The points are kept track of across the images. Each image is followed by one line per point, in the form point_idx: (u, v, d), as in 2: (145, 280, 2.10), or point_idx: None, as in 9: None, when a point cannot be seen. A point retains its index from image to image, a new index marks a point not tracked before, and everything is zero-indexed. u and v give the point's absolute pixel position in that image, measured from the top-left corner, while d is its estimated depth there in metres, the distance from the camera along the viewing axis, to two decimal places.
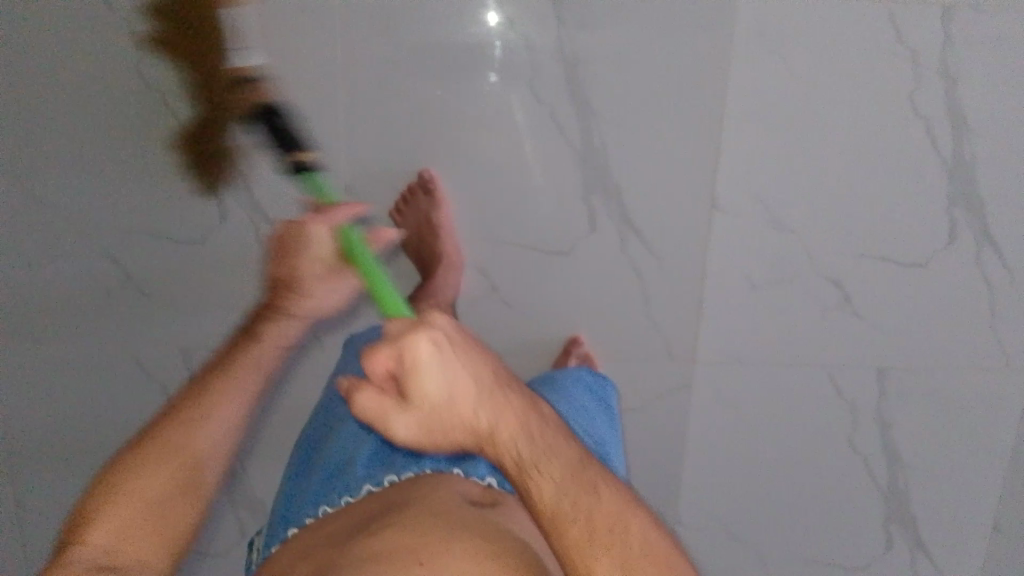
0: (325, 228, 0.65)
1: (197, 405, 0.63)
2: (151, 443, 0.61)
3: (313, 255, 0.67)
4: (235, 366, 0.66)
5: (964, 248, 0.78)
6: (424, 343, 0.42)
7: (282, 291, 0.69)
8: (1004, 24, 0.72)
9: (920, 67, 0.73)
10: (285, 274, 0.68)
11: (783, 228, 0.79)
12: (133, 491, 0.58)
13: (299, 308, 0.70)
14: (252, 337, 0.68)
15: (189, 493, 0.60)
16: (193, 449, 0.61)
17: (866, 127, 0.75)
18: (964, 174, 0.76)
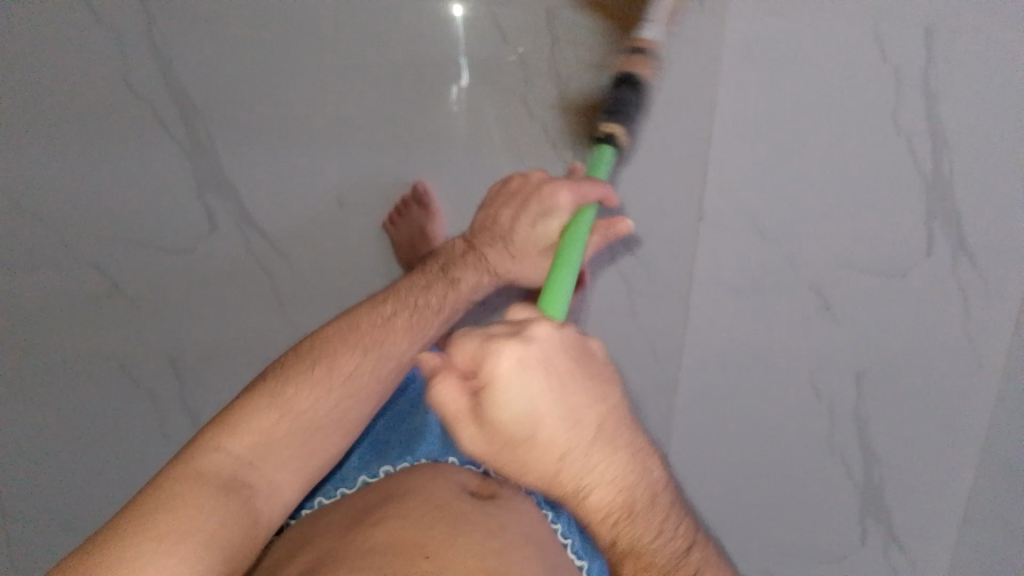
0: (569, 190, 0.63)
1: (373, 334, 0.67)
2: (331, 350, 0.66)
3: (534, 220, 0.68)
4: (422, 297, 0.69)
5: (941, 258, 0.80)
6: (507, 357, 0.45)
7: (491, 240, 0.71)
8: (988, 41, 0.73)
9: (902, 84, 0.75)
10: (501, 224, 0.71)
11: (767, 238, 0.80)
12: (290, 409, 0.63)
13: (497, 265, 0.72)
14: (448, 275, 0.71)
15: (335, 424, 0.64)
16: (366, 379, 0.66)
17: (849, 143, 0.77)
18: (943, 187, 0.78)
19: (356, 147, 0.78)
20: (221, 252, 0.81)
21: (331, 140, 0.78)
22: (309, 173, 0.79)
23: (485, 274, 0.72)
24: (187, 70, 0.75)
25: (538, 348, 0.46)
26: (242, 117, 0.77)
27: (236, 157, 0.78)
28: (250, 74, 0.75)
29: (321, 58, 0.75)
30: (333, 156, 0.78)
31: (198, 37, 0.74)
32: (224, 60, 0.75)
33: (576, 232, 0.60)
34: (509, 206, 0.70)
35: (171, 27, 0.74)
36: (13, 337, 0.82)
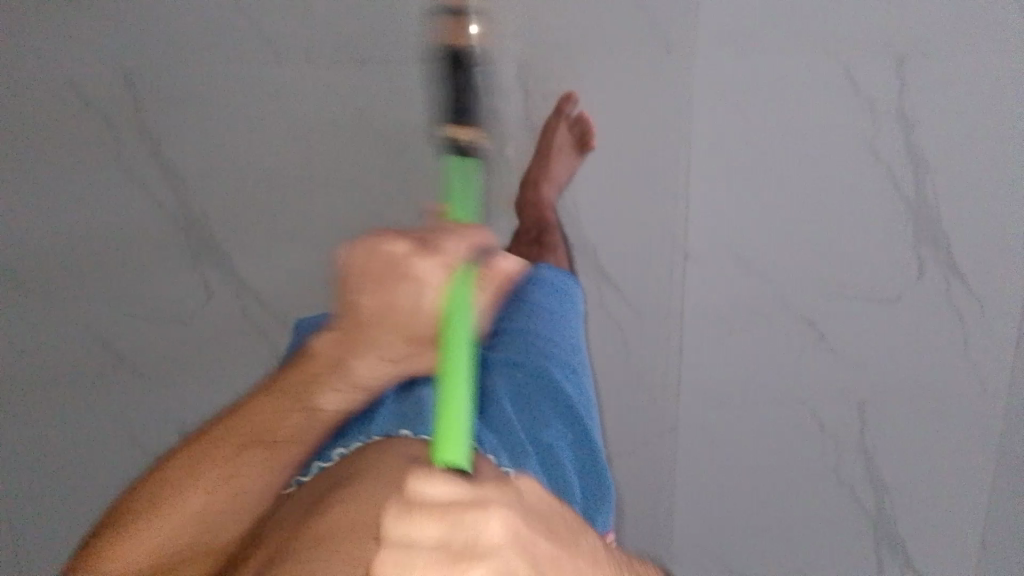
0: (438, 270, 0.40)
1: (233, 467, 0.52)
2: (185, 493, 0.52)
3: (400, 335, 0.42)
4: (280, 420, 0.50)
5: (933, 283, 0.80)
6: (478, 569, 0.28)
7: (341, 347, 0.46)
8: (958, 65, 0.73)
9: (876, 114, 0.75)
10: (361, 331, 0.44)
11: (753, 273, 0.81)
12: (148, 540, 0.52)
13: (360, 381, 0.47)
14: (301, 396, 0.49)
15: (199, 549, 0.53)
16: (224, 498, 0.52)
17: (829, 175, 0.78)
18: (928, 211, 0.78)
19: (355, 210, 0.86)
20: (244, 313, 0.91)
21: (332, 205, 0.86)
22: (314, 235, 0.87)
23: (352, 391, 0.48)
24: (204, 154, 0.85)
25: (502, 541, 0.29)
26: (254, 190, 0.86)
27: (251, 227, 0.87)
28: (257, 152, 0.85)
29: (317, 131, 0.83)
30: (334, 219, 0.87)
31: (211, 125, 0.84)
32: (235, 141, 0.84)
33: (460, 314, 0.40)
34: (367, 295, 0.42)
35: (187, 118, 0.84)
36: (75, 396, 0.95)
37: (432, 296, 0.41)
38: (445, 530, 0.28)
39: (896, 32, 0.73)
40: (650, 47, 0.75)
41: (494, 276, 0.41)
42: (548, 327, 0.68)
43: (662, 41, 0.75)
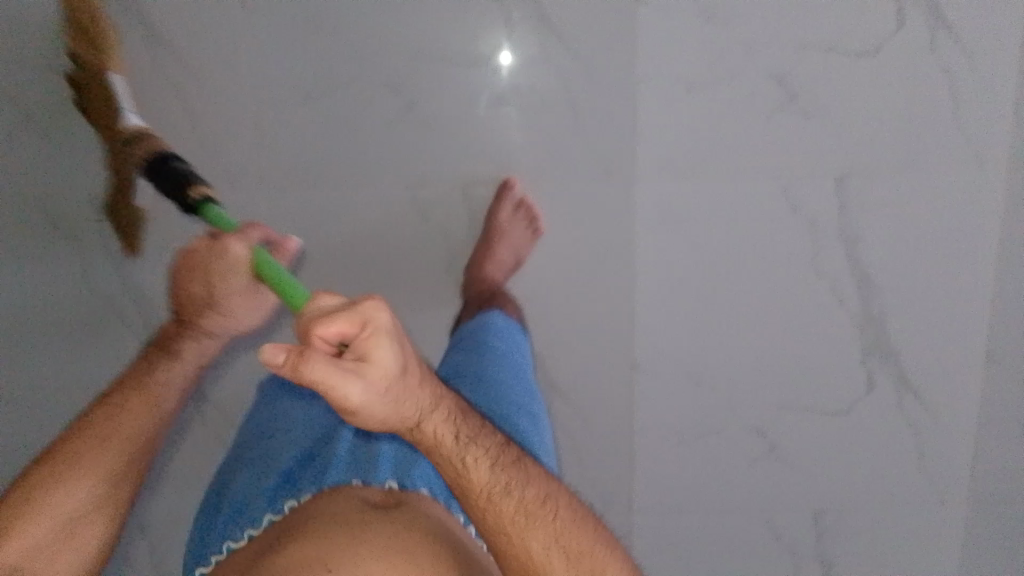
0: (241, 244, 0.62)
1: (101, 428, 0.64)
2: (65, 468, 0.61)
3: (223, 266, 0.63)
4: (152, 378, 0.69)
5: (884, 395, 0.80)
6: (383, 312, 0.39)
7: (198, 312, 0.70)
8: (893, 188, 0.76)
9: (818, 230, 0.77)
10: (197, 294, 0.68)
11: (706, 387, 0.81)
12: (44, 515, 0.59)
13: (216, 327, 0.71)
14: (162, 348, 0.71)
15: (111, 496, 0.63)
16: (127, 445, 0.64)
17: (775, 291, 0.79)
18: (876, 326, 0.79)
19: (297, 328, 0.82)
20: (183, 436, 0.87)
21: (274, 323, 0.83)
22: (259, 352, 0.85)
23: (208, 337, 0.72)
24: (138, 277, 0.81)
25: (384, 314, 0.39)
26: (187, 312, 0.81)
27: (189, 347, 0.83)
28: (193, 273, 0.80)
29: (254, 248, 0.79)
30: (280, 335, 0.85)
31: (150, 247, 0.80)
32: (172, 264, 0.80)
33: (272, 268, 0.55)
34: (195, 280, 0.67)
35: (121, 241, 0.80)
36: None
37: (242, 257, 0.62)
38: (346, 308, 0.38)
39: (835, 154, 0.76)
40: (591, 168, 0.76)
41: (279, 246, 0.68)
42: (497, 368, 0.68)
43: (602, 161, 0.76)
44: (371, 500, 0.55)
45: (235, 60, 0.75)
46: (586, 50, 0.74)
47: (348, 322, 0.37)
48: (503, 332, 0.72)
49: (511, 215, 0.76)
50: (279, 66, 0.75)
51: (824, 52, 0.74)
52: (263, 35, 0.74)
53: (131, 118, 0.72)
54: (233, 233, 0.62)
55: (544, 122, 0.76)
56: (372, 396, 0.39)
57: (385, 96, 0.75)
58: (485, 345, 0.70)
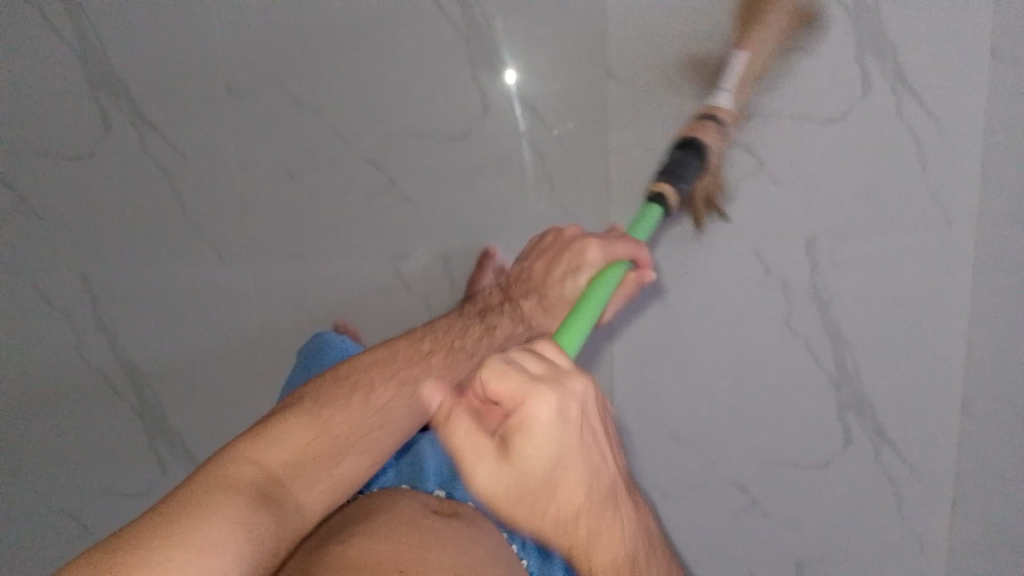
0: (595, 250, 0.67)
1: (429, 373, 0.63)
2: (395, 398, 0.62)
3: (563, 275, 0.69)
4: (460, 338, 0.66)
5: (861, 448, 0.82)
6: (547, 406, 0.43)
7: (526, 293, 0.71)
8: (865, 249, 0.78)
9: (789, 291, 0.79)
10: (534, 276, 0.71)
11: (684, 443, 0.83)
12: (286, 444, 0.56)
13: (528, 314, 0.71)
14: (516, 313, 0.70)
15: (345, 452, 0.58)
16: (381, 405, 0.61)
17: (750, 350, 0.81)
18: (851, 382, 0.81)
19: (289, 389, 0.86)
20: None
21: (266, 388, 0.87)
22: (251, 417, 0.88)
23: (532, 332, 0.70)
24: (142, 341, 0.88)
25: (553, 402, 0.43)
26: (190, 372, 0.88)
27: (189, 407, 0.88)
28: (194, 336, 0.87)
29: (249, 311, 0.85)
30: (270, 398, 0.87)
31: (152, 314, 0.87)
32: (173, 328, 0.87)
33: (603, 282, 0.64)
34: (541, 261, 0.71)
35: (124, 309, 0.87)
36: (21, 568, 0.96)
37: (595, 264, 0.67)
38: (523, 376, 0.44)
39: (803, 217, 0.77)
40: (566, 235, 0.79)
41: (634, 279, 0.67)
42: None
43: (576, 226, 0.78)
44: (430, 506, 0.62)
45: (233, 142, 0.82)
46: (559, 121, 0.77)
47: (512, 391, 0.44)
48: None
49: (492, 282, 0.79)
50: (276, 147, 0.81)
51: (789, 119, 0.76)
52: (255, 115, 0.81)
53: (724, 97, 0.72)
54: (603, 239, 0.67)
55: (518, 190, 0.79)
56: (499, 485, 0.44)
57: (369, 171, 0.81)
58: None
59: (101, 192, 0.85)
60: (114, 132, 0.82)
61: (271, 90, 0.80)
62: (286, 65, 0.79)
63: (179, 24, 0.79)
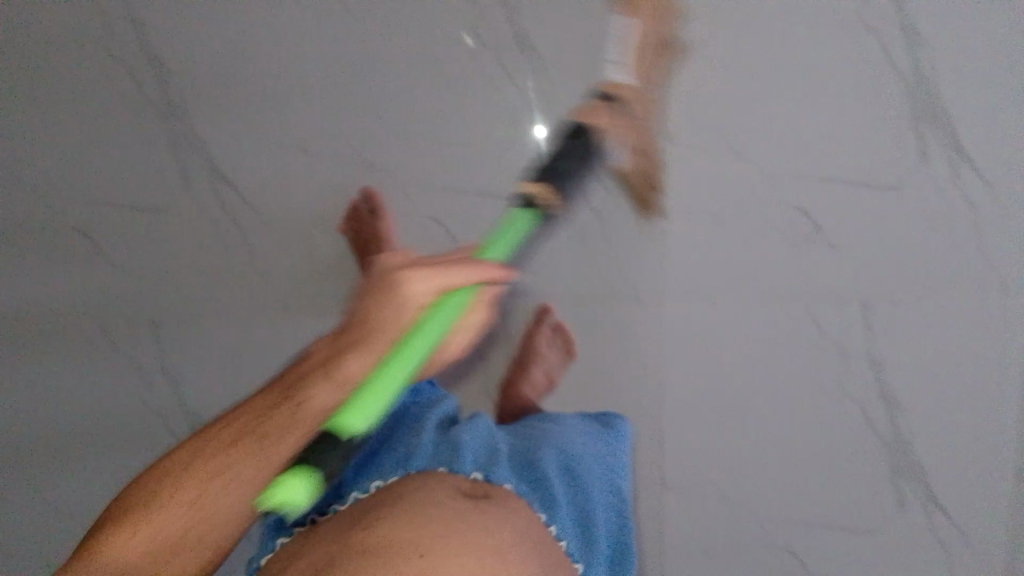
0: (420, 283, 0.54)
1: (246, 458, 0.53)
2: (214, 488, 0.53)
3: (393, 316, 0.54)
4: (276, 411, 0.55)
5: (914, 515, 0.81)
6: None
7: (352, 345, 0.55)
8: (921, 315, 0.78)
9: (844, 356, 0.79)
10: (359, 322, 0.55)
11: (734, 503, 0.83)
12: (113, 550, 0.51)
13: (343, 373, 0.54)
14: (331, 370, 0.55)
15: (183, 549, 0.53)
16: (203, 492, 0.53)
17: (802, 412, 0.80)
18: (905, 448, 0.80)
19: None
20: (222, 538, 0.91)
21: None
22: None
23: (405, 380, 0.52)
24: (198, 384, 0.90)
25: None
26: None
27: None
28: (249, 380, 0.89)
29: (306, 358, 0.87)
30: None
31: (212, 357, 0.89)
32: (231, 372, 0.89)
33: (433, 320, 0.54)
34: (364, 304, 0.56)
35: (185, 352, 0.90)
36: None
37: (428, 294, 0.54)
38: None
39: (858, 282, 0.78)
40: (621, 291, 0.81)
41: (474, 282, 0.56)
42: (575, 435, 0.75)
43: (633, 286, 0.81)
44: (461, 489, 0.63)
45: (303, 198, 0.86)
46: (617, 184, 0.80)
47: None
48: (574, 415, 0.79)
49: (548, 338, 0.82)
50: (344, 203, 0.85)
51: (845, 185, 0.77)
52: (328, 175, 0.85)
53: (614, 73, 0.72)
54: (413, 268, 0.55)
55: (574, 249, 0.81)
56: None
57: (432, 227, 0.83)
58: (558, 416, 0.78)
59: (180, 244, 0.89)
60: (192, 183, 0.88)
61: (342, 150, 0.84)
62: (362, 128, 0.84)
63: (267, 90, 0.85)
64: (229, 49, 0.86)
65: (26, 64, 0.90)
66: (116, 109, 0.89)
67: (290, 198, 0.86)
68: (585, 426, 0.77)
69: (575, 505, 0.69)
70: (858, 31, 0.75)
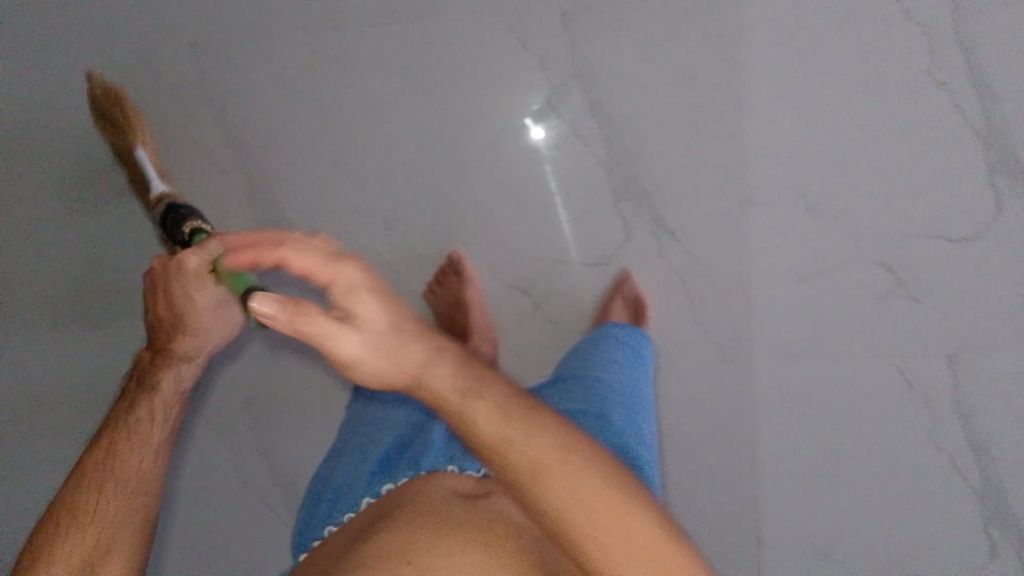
0: (195, 257, 0.54)
1: (130, 451, 0.61)
2: (128, 468, 0.60)
3: (201, 294, 0.59)
4: (135, 414, 0.63)
5: (1008, 559, 0.80)
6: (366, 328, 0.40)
7: (168, 333, 0.63)
8: (1007, 362, 0.78)
9: (934, 408, 0.79)
10: (163, 314, 0.61)
11: (829, 555, 0.82)
12: (57, 562, 0.56)
13: (192, 347, 0.64)
14: (170, 351, 0.64)
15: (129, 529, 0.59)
16: (120, 492, 0.59)
17: (893, 463, 0.81)
18: (999, 495, 0.80)
19: None
20: None
21: None
22: None
23: (567, 453, 0.43)
24: (281, 459, 0.89)
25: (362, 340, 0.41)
26: None
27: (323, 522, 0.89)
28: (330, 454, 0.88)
29: None
30: None
31: (292, 434, 0.88)
32: (311, 445, 0.88)
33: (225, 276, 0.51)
34: (160, 298, 0.60)
35: (264, 430, 0.89)
36: None
37: (384, 320, 0.41)
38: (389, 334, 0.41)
39: (944, 334, 0.78)
40: (707, 352, 0.81)
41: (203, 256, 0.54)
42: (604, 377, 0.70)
43: (719, 346, 0.81)
44: (460, 492, 0.59)
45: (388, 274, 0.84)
46: (699, 247, 0.80)
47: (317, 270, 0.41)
48: (619, 339, 0.74)
49: None
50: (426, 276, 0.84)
51: (926, 237, 0.78)
52: (410, 251, 0.83)
53: (159, 185, 0.74)
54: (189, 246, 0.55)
55: (657, 311, 0.81)
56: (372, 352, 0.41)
57: (512, 295, 0.83)
58: (598, 351, 0.73)
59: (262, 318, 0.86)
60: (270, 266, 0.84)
61: (426, 227, 0.82)
62: (450, 208, 0.82)
63: (332, 158, 0.83)
64: (292, 118, 0.83)
65: (72, 142, 0.86)
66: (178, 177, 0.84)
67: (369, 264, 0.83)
68: (615, 363, 0.72)
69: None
70: (927, 85, 0.76)
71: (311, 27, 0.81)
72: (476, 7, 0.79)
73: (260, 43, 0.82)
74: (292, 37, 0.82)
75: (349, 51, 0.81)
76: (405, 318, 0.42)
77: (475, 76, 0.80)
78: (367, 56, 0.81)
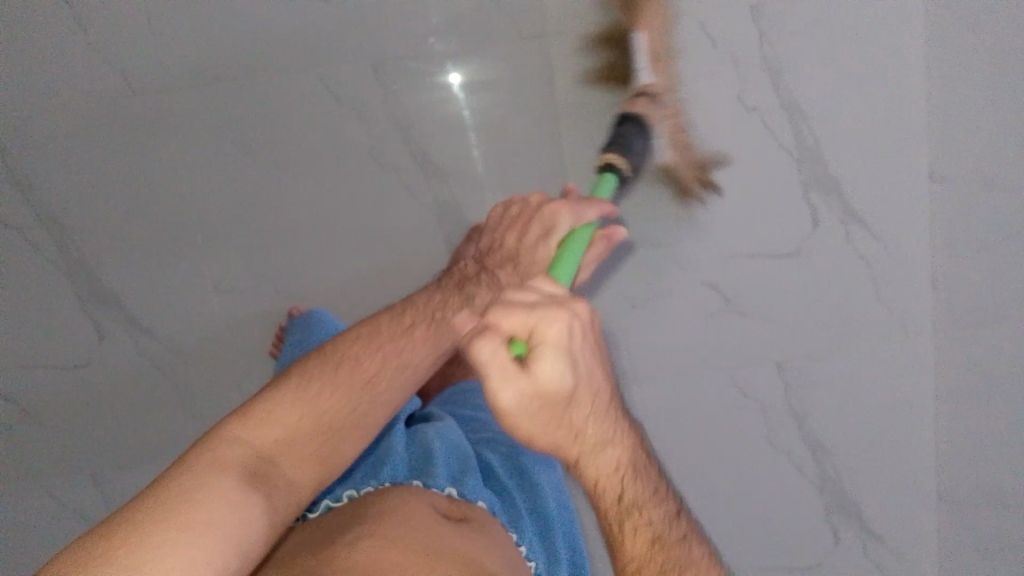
0: (569, 215, 0.64)
1: (403, 349, 0.63)
2: (394, 363, 0.62)
3: (535, 241, 0.66)
4: (438, 308, 0.66)
5: (849, 542, 0.86)
6: (545, 363, 0.43)
7: (503, 259, 0.69)
8: (831, 364, 0.82)
9: (768, 413, 0.83)
10: (507, 247, 0.69)
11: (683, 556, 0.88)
12: (298, 411, 0.58)
13: (512, 282, 0.67)
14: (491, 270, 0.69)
15: (354, 422, 0.60)
16: (371, 377, 0.61)
17: (736, 465, 0.85)
18: (834, 486, 0.85)
19: None
20: None
21: None
22: None
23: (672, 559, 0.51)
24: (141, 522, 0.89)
25: (535, 375, 0.43)
26: None
27: None
28: None
29: None
30: None
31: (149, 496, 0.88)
32: None
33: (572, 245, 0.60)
34: (512, 230, 0.69)
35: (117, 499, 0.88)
36: None
37: (561, 380, 0.43)
38: (537, 385, 0.43)
39: (774, 345, 0.82)
40: None
41: (573, 209, 0.64)
42: None
43: None
44: (438, 509, 0.63)
45: (231, 331, 0.85)
46: None
47: (523, 322, 0.43)
48: None
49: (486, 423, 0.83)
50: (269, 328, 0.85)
51: (748, 256, 0.80)
52: (250, 304, 0.85)
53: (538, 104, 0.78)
54: (570, 204, 0.65)
55: None
56: (522, 403, 0.43)
57: None
58: None
59: (106, 387, 0.86)
60: (107, 333, 0.85)
61: (265, 279, 0.84)
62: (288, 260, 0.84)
63: (169, 225, 0.83)
64: (116, 185, 0.83)
65: None
66: (5, 258, 0.83)
67: (212, 321, 0.85)
68: None
69: (537, 519, 0.70)
70: (739, 111, 0.78)
71: (131, 100, 0.81)
72: (292, 64, 0.80)
73: (81, 119, 0.81)
74: (115, 110, 0.81)
75: (174, 120, 0.81)
76: (574, 386, 0.44)
77: (298, 129, 0.81)
78: (186, 117, 0.81)
